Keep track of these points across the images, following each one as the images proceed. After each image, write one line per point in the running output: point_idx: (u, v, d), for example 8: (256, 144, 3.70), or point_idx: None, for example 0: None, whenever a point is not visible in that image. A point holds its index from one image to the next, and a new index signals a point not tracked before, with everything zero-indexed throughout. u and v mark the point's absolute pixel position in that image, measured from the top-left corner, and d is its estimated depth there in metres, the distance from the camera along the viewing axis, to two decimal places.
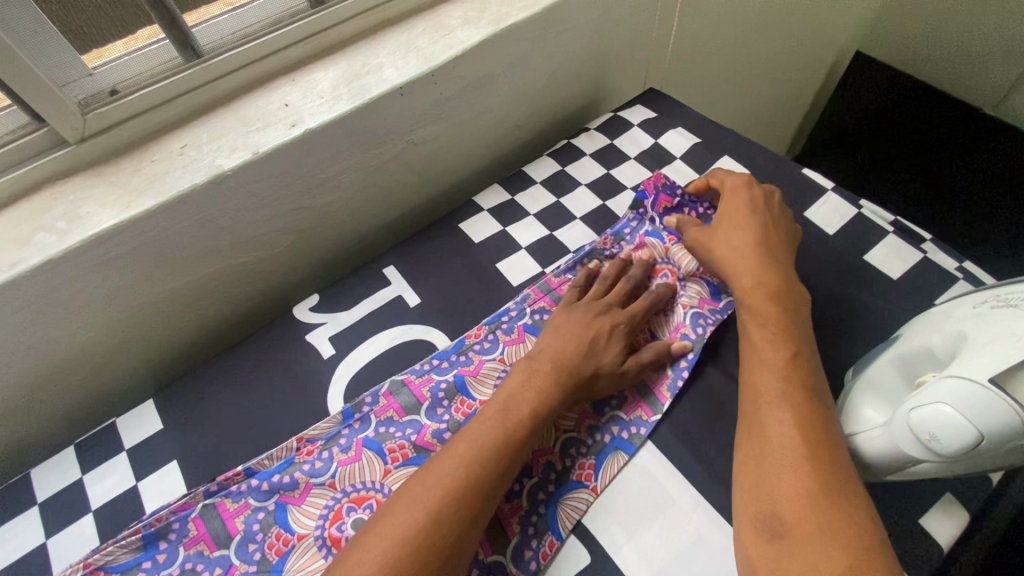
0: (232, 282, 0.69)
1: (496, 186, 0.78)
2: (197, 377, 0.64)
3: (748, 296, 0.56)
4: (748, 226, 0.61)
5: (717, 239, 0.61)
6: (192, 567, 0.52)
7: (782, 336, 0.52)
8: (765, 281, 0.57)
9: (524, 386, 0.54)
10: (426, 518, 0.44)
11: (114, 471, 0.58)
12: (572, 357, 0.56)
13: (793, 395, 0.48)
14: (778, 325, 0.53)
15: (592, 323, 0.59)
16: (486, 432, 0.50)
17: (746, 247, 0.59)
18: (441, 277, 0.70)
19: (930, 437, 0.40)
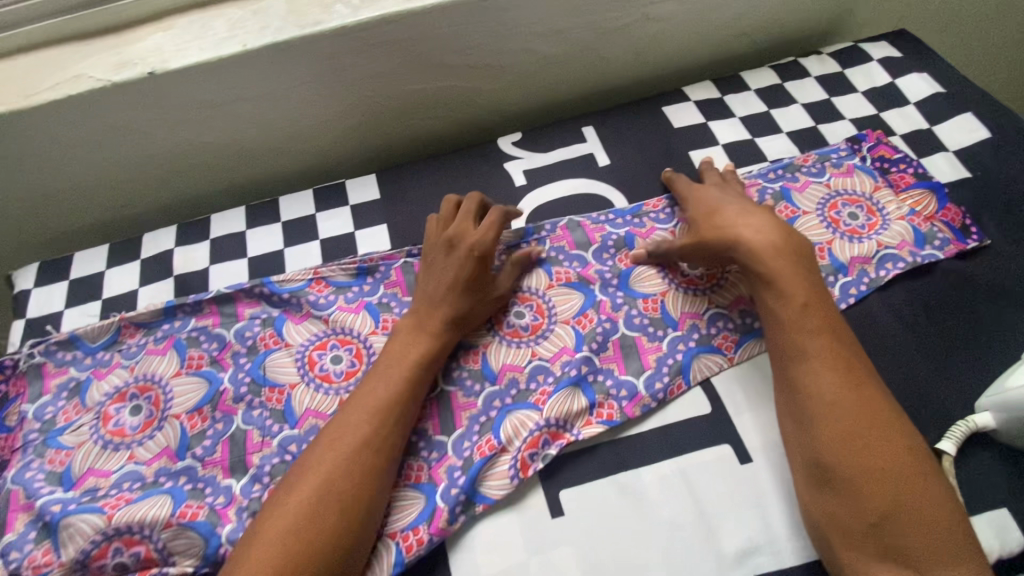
0: (456, 101, 0.77)
1: (708, 83, 0.79)
2: (411, 170, 0.75)
3: (759, 267, 0.55)
4: (732, 201, 0.61)
5: (703, 221, 0.60)
6: (386, 302, 0.64)
7: (795, 289, 0.53)
8: (766, 239, 0.56)
9: (401, 348, 0.56)
10: (372, 420, 0.51)
11: (339, 218, 0.71)
12: (452, 298, 0.58)
13: (823, 348, 0.51)
14: (815, 292, 0.54)
15: (453, 269, 0.59)
16: (391, 367, 0.55)
17: (737, 233, 0.57)
18: (635, 148, 0.73)
19: None
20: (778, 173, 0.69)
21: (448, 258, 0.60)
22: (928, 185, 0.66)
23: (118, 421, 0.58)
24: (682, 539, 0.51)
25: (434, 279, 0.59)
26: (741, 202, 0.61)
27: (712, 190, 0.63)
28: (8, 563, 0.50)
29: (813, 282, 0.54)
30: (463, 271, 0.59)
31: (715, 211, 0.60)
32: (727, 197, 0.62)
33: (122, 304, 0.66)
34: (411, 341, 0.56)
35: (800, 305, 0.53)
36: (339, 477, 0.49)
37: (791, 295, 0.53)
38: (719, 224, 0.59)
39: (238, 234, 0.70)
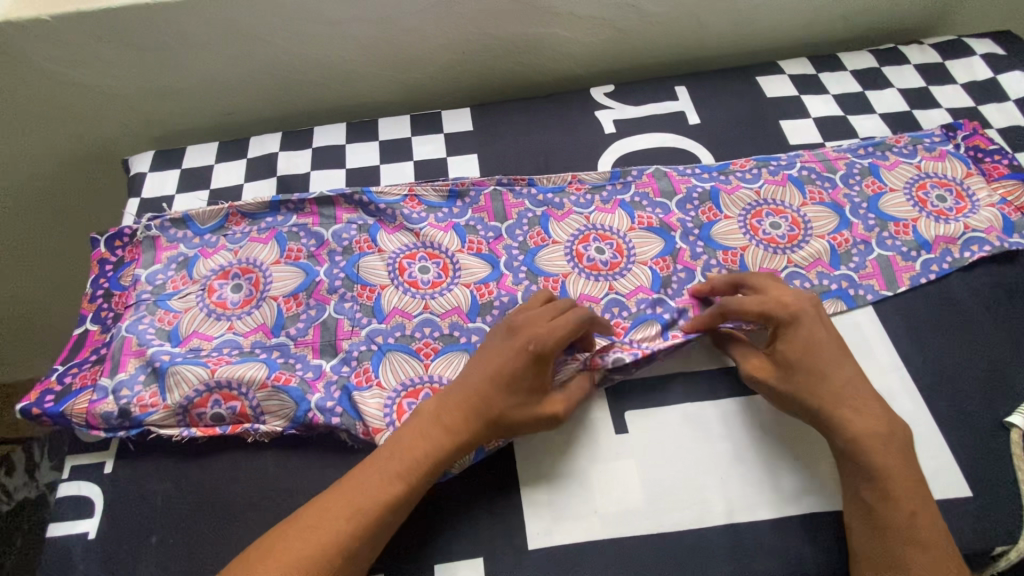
0: (555, 47, 0.80)
1: (805, 60, 0.80)
2: (504, 107, 0.77)
3: (864, 439, 0.48)
4: (822, 335, 0.51)
5: (778, 348, 0.52)
6: (473, 225, 0.66)
7: (900, 482, 0.47)
8: (838, 389, 0.50)
9: (412, 436, 0.49)
10: (378, 492, 0.46)
11: (433, 143, 0.74)
12: (493, 396, 0.49)
13: (916, 533, 0.45)
14: (879, 449, 0.48)
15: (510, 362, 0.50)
16: (399, 453, 0.48)
17: (856, 413, 0.49)
18: (725, 111, 0.75)
19: None
20: (868, 150, 0.70)
21: (507, 345, 0.51)
22: (1021, 177, 0.66)
23: (221, 294, 0.61)
24: (742, 471, 0.53)
25: (483, 365, 0.51)
26: (832, 344, 0.51)
27: (802, 305, 0.53)
28: (118, 398, 0.54)
29: (914, 474, 0.47)
30: (509, 374, 0.49)
31: (824, 364, 0.50)
32: (817, 327, 0.52)
33: (228, 195, 0.71)
34: (422, 431, 0.49)
35: (861, 463, 0.48)
36: (336, 556, 0.44)
37: (846, 452, 0.49)
38: (795, 369, 0.51)
39: (338, 146, 0.74)
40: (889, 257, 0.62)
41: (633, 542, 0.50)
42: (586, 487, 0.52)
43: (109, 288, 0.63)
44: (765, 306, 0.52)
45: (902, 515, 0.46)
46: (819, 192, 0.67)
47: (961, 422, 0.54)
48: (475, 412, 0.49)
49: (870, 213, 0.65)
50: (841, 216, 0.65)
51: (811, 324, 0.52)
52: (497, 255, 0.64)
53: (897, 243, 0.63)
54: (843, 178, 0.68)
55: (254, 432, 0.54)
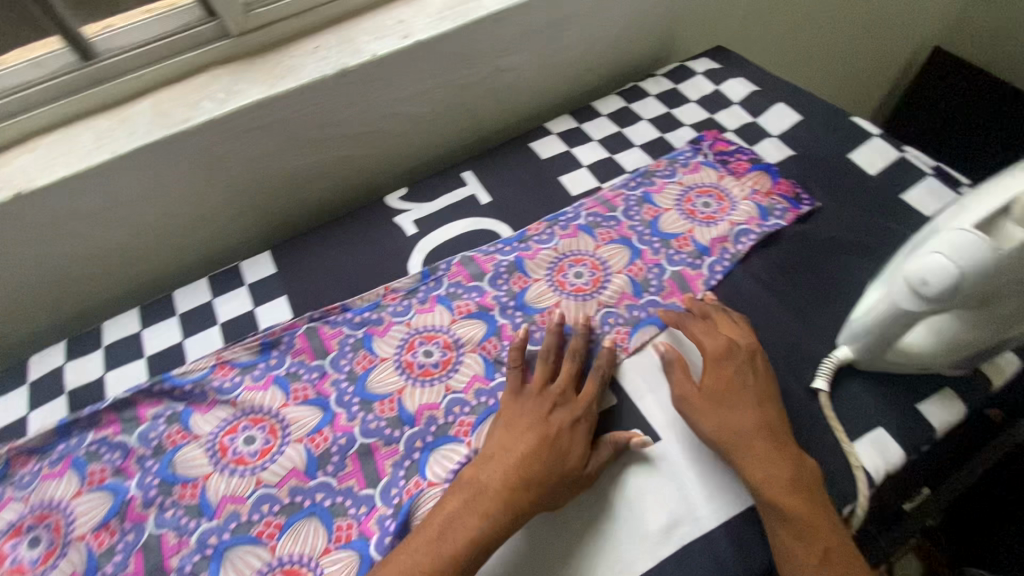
0: (339, 168, 0.81)
1: (566, 116, 0.88)
2: (303, 239, 0.76)
3: (770, 480, 0.50)
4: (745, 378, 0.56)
5: (706, 385, 0.56)
6: (295, 371, 0.63)
7: (808, 518, 0.48)
8: (756, 433, 0.52)
9: (467, 510, 0.49)
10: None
11: (236, 299, 0.71)
12: (544, 462, 0.51)
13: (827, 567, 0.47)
14: (786, 491, 0.49)
15: (563, 431, 0.54)
16: (450, 530, 0.48)
17: (767, 453, 0.51)
18: (510, 182, 0.80)
19: (918, 280, 0.44)
20: (638, 181, 0.78)
21: (547, 415, 0.55)
22: (761, 167, 0.76)
23: (14, 558, 0.53)
24: (614, 532, 0.52)
25: (528, 432, 0.54)
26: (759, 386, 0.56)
27: (733, 347, 0.58)
28: None
29: (821, 509, 0.49)
30: (557, 442, 0.53)
31: (744, 406, 0.54)
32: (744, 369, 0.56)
33: (10, 433, 0.62)
34: (471, 507, 0.50)
35: (772, 506, 0.50)
36: None
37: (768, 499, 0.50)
38: (718, 410, 0.54)
39: (133, 335, 0.69)
40: (680, 271, 0.68)
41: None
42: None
43: None
44: (702, 342, 0.59)
45: (816, 552, 0.47)
46: (609, 231, 0.73)
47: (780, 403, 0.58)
48: (527, 481, 0.50)
49: (654, 236, 0.72)
50: (632, 247, 0.71)
51: (740, 364, 0.57)
52: (325, 395, 0.61)
53: (683, 257, 0.69)
54: (625, 213, 0.74)
55: None
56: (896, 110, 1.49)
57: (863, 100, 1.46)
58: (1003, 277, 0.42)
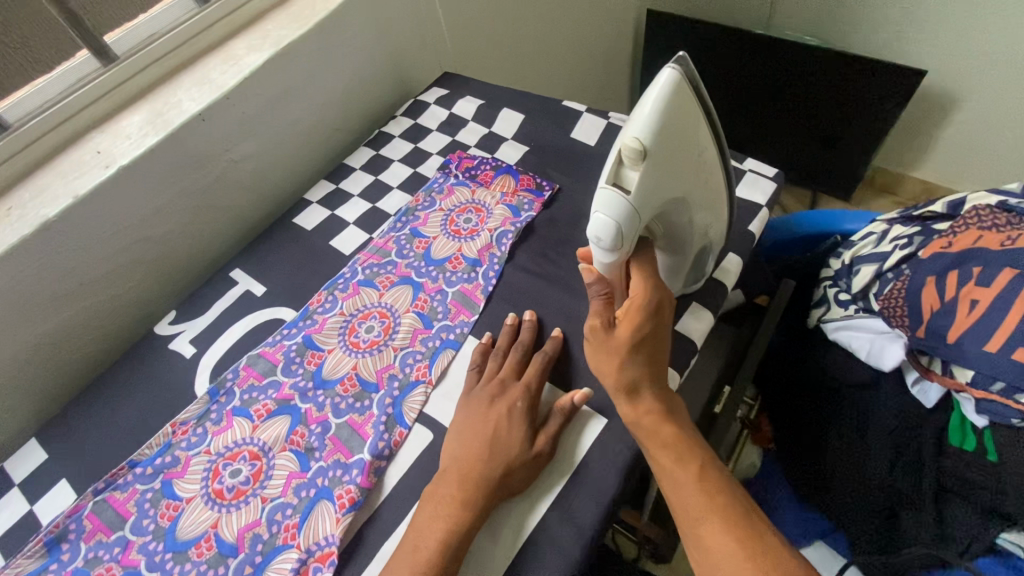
0: (93, 318, 0.75)
1: (323, 181, 0.89)
2: (75, 408, 0.69)
3: (647, 412, 0.51)
4: (648, 326, 0.53)
5: (610, 339, 0.53)
6: (94, 555, 0.57)
7: (678, 434, 0.50)
8: (648, 379, 0.52)
9: (435, 513, 0.52)
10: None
11: (7, 505, 0.62)
12: (490, 458, 0.54)
13: (705, 472, 0.49)
14: (657, 418, 0.51)
15: (505, 421, 0.57)
16: (425, 533, 0.51)
17: (644, 385, 0.52)
18: (283, 265, 0.79)
19: (594, 240, 0.49)
20: (403, 220, 0.81)
21: (489, 411, 0.58)
22: (503, 170, 0.83)
23: None
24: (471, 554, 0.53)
25: (472, 432, 0.57)
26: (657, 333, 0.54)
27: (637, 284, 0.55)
28: None
29: (684, 425, 0.52)
30: (500, 429, 0.56)
31: (633, 342, 0.52)
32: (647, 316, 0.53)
33: None
34: (437, 511, 0.52)
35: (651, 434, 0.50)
36: None
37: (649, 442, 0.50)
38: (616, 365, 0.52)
39: None
40: (460, 289, 0.72)
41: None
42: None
43: None
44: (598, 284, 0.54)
45: (694, 466, 0.49)
46: (387, 277, 0.74)
47: (572, 375, 0.63)
48: (477, 478, 0.53)
49: (429, 267, 0.75)
50: (413, 283, 0.74)
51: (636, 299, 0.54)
52: (134, 566, 0.56)
53: (459, 276, 0.73)
54: (398, 254, 0.77)
55: None
56: (642, 71, 1.68)
57: (612, 72, 1.63)
58: (644, 213, 0.48)
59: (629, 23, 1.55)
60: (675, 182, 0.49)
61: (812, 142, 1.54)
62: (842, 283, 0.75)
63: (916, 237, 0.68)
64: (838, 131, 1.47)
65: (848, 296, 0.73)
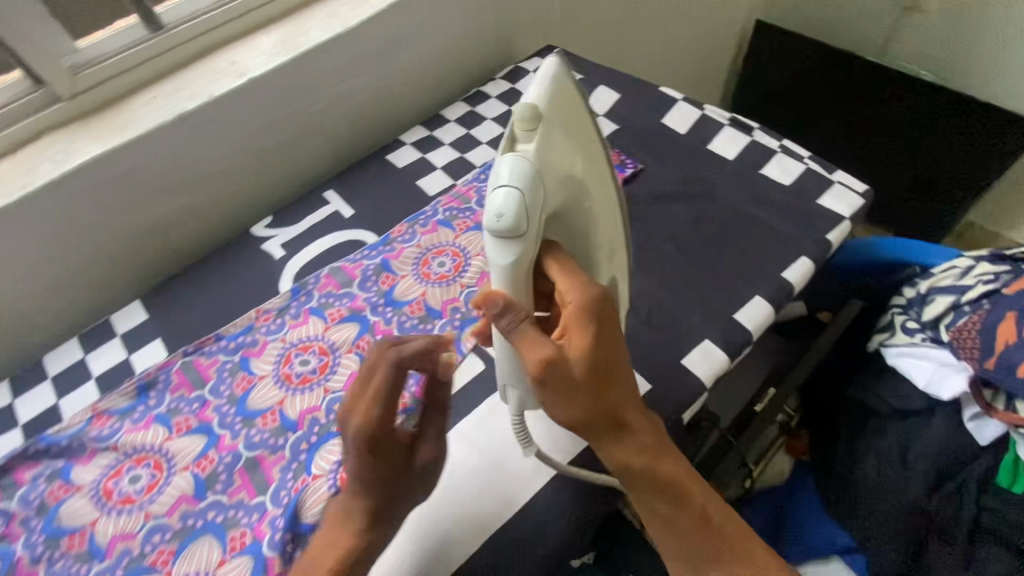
0: (200, 209, 0.83)
1: (418, 126, 0.95)
2: (174, 282, 0.78)
3: (622, 450, 0.45)
4: (595, 342, 0.42)
5: (556, 376, 0.42)
6: (176, 405, 0.65)
7: (660, 465, 0.46)
8: (615, 414, 0.44)
9: (333, 538, 0.50)
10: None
11: (110, 350, 0.72)
12: (365, 489, 0.49)
13: (689, 494, 0.47)
14: (639, 454, 0.45)
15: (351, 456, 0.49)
16: (323, 560, 0.49)
17: (615, 421, 0.44)
18: (372, 194, 0.85)
19: (495, 213, 0.42)
20: (487, 173, 0.85)
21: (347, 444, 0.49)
22: None
23: None
24: (507, 479, 0.58)
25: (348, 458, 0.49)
26: (609, 343, 0.43)
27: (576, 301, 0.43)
28: None
29: (660, 446, 0.47)
30: (364, 462, 0.48)
31: (592, 376, 0.42)
32: (585, 330, 0.43)
33: None
34: (335, 540, 0.50)
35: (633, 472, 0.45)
36: None
37: (637, 492, 0.46)
38: (573, 410, 0.43)
39: (8, 407, 0.69)
40: None
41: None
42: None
43: None
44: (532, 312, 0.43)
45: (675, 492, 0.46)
46: (464, 222, 0.79)
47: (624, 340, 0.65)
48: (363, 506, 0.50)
49: None
50: None
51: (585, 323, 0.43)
52: (208, 421, 0.63)
53: None
54: (477, 203, 0.81)
55: None
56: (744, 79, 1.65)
57: (707, 77, 1.62)
58: (546, 175, 0.44)
59: (735, 31, 1.54)
60: (571, 158, 0.48)
61: (906, 183, 1.48)
62: (912, 311, 0.74)
63: (1004, 274, 0.67)
64: (942, 176, 1.39)
65: (916, 325, 0.72)
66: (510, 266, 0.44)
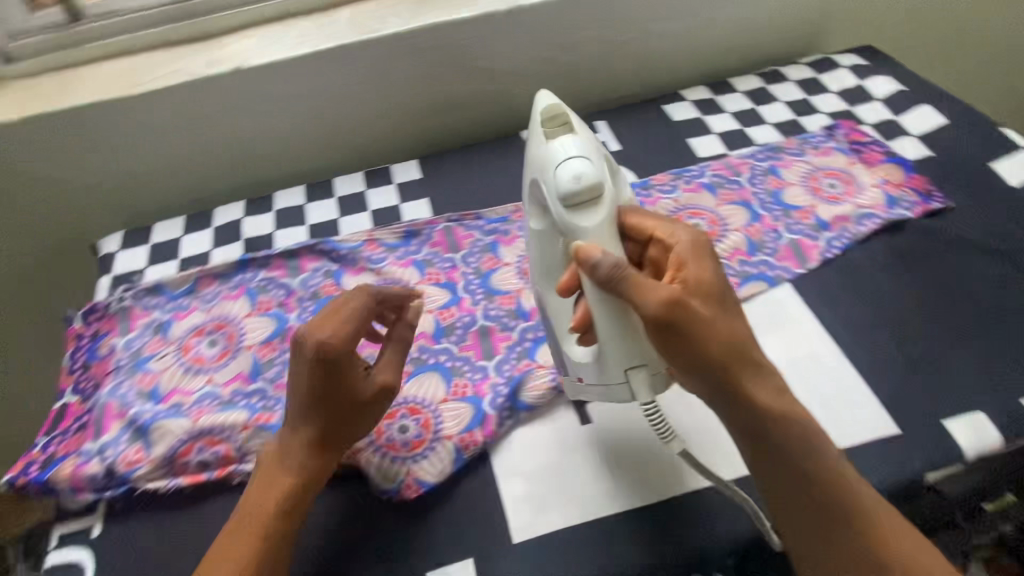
0: (485, 101, 0.87)
1: (702, 87, 0.92)
2: (447, 157, 0.85)
3: (740, 393, 0.48)
4: (708, 272, 0.49)
5: (678, 311, 0.46)
6: (431, 258, 0.72)
7: (773, 408, 0.48)
8: (737, 346, 0.47)
9: (284, 455, 0.51)
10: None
11: (386, 194, 0.82)
12: (314, 407, 0.50)
13: (812, 445, 0.48)
14: (753, 394, 0.48)
15: (300, 376, 0.50)
16: (277, 475, 0.50)
17: (731, 357, 0.47)
18: (642, 137, 0.85)
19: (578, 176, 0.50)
20: (767, 154, 0.81)
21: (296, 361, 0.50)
22: (895, 160, 0.77)
23: (197, 351, 0.65)
24: (721, 450, 0.57)
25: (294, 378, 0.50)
26: (717, 274, 0.50)
27: (682, 248, 0.50)
28: (103, 459, 0.56)
29: (774, 393, 0.49)
30: (314, 381, 0.49)
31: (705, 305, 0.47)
32: (699, 262, 0.49)
33: (199, 260, 0.75)
34: (288, 461, 0.50)
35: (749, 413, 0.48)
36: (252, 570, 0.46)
37: (766, 447, 0.48)
38: (697, 350, 0.46)
39: (298, 206, 0.81)
40: (798, 240, 0.71)
41: (632, 537, 0.52)
42: (575, 488, 0.55)
43: (87, 360, 0.65)
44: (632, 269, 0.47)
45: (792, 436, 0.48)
46: (730, 193, 0.76)
47: (880, 372, 0.60)
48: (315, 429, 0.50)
49: (776, 205, 0.75)
50: (753, 211, 0.74)
51: (699, 263, 0.49)
52: (454, 282, 0.70)
53: (802, 228, 0.72)
54: (748, 179, 0.78)
55: (240, 472, 0.56)
56: None
57: None
58: (593, 154, 0.52)
59: None
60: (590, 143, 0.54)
61: None
62: None
63: None
64: None
65: None
66: (596, 231, 0.51)
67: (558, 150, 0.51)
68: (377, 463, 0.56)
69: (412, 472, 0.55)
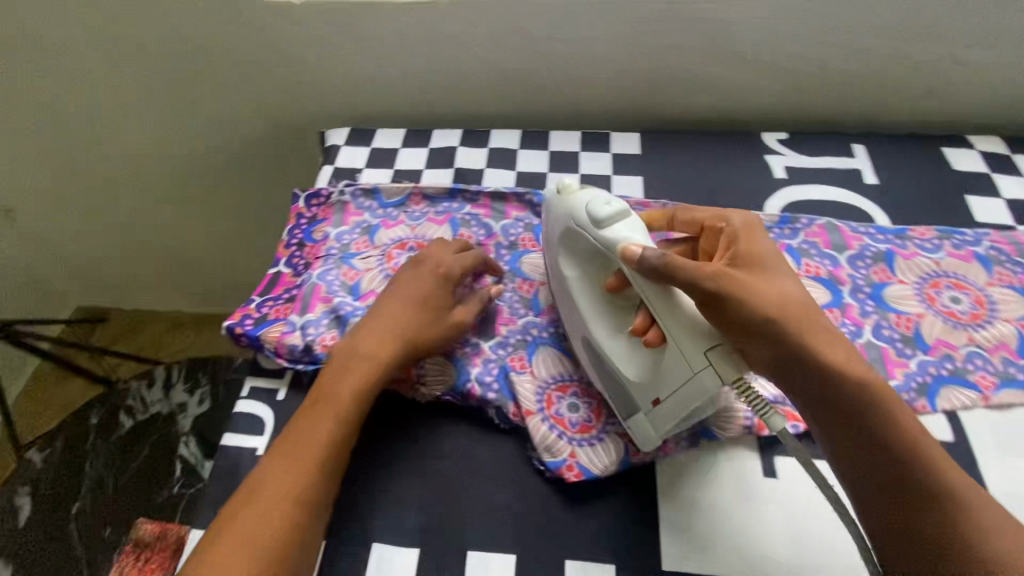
0: (733, 92, 0.79)
1: (996, 138, 0.77)
2: (671, 140, 0.79)
3: (810, 371, 0.47)
4: (757, 244, 0.52)
5: (724, 280, 0.48)
6: None
7: (843, 385, 0.47)
8: (789, 308, 0.49)
9: (340, 375, 0.54)
10: (319, 452, 0.50)
11: (600, 160, 0.78)
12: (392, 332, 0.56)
13: (893, 428, 0.45)
14: (819, 369, 0.47)
15: (377, 321, 0.57)
16: (334, 391, 0.53)
17: (789, 326, 0.48)
18: (906, 178, 0.73)
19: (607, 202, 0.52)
20: None
21: (378, 306, 0.59)
22: None
23: (398, 262, 0.67)
24: None
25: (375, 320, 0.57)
26: (770, 249, 0.53)
27: (735, 232, 0.53)
28: (305, 334, 0.60)
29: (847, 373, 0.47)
30: (394, 318, 0.57)
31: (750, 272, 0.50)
32: (751, 240, 0.53)
33: (411, 176, 0.78)
34: (342, 379, 0.54)
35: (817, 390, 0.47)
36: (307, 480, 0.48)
37: (839, 429, 0.46)
38: (750, 314, 0.47)
39: (510, 149, 0.80)
40: None
41: None
42: (743, 539, 0.50)
43: (303, 240, 0.70)
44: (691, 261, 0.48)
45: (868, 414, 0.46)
46: (1009, 274, 0.63)
47: None
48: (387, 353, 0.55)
49: None
50: None
51: (752, 239, 0.53)
52: None
53: None
54: None
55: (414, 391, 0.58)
56: None
57: None
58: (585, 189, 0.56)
59: None
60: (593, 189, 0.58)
61: None
62: None
63: None
64: None
65: None
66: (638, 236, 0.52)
67: (584, 195, 0.55)
68: (544, 433, 0.55)
69: (575, 455, 0.53)
